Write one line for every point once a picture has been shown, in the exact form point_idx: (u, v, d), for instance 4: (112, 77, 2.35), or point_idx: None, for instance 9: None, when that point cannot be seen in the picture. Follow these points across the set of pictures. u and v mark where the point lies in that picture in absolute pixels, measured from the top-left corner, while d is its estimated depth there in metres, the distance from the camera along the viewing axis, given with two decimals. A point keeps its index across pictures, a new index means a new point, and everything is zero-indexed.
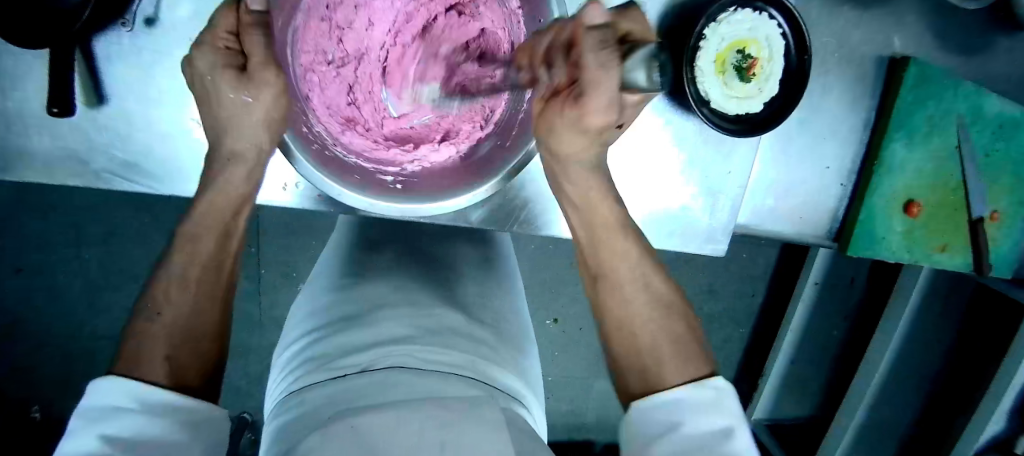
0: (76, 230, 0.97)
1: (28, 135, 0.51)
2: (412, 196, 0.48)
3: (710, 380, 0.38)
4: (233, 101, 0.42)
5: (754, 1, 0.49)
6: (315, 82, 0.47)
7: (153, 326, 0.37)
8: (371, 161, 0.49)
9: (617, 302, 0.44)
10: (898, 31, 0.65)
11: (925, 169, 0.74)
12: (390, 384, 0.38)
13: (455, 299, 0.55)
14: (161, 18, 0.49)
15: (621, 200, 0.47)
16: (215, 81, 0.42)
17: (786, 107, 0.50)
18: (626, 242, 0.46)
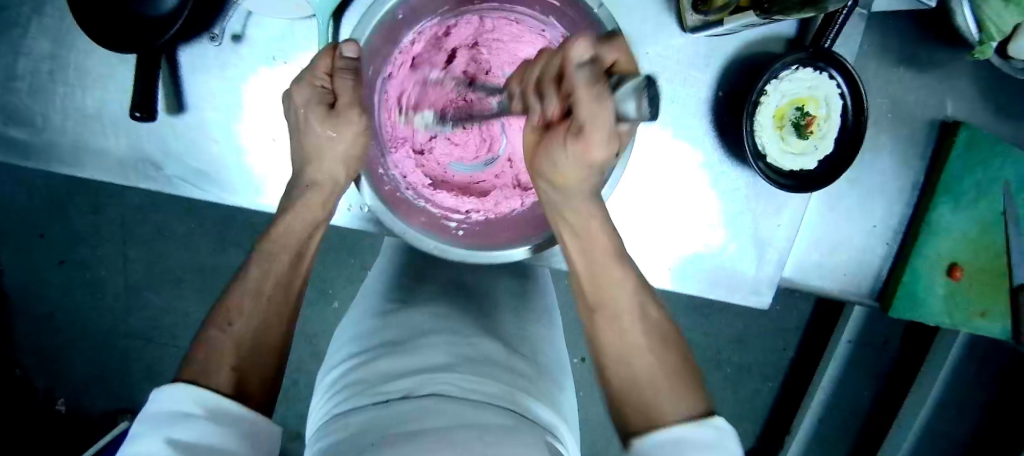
0: (123, 226, 1.01)
1: (105, 135, 0.57)
2: (477, 243, 0.48)
3: (704, 420, 0.32)
4: (320, 133, 0.45)
5: (815, 62, 0.49)
6: (397, 126, 0.50)
7: (221, 336, 0.39)
8: (436, 204, 0.50)
9: (618, 356, 0.39)
10: (952, 93, 0.65)
11: (970, 234, 0.73)
12: (428, 410, 0.38)
13: (494, 330, 0.56)
14: (247, 36, 0.52)
15: (612, 260, 0.42)
16: (308, 115, 0.44)
17: (839, 167, 0.50)
18: (626, 297, 0.41)
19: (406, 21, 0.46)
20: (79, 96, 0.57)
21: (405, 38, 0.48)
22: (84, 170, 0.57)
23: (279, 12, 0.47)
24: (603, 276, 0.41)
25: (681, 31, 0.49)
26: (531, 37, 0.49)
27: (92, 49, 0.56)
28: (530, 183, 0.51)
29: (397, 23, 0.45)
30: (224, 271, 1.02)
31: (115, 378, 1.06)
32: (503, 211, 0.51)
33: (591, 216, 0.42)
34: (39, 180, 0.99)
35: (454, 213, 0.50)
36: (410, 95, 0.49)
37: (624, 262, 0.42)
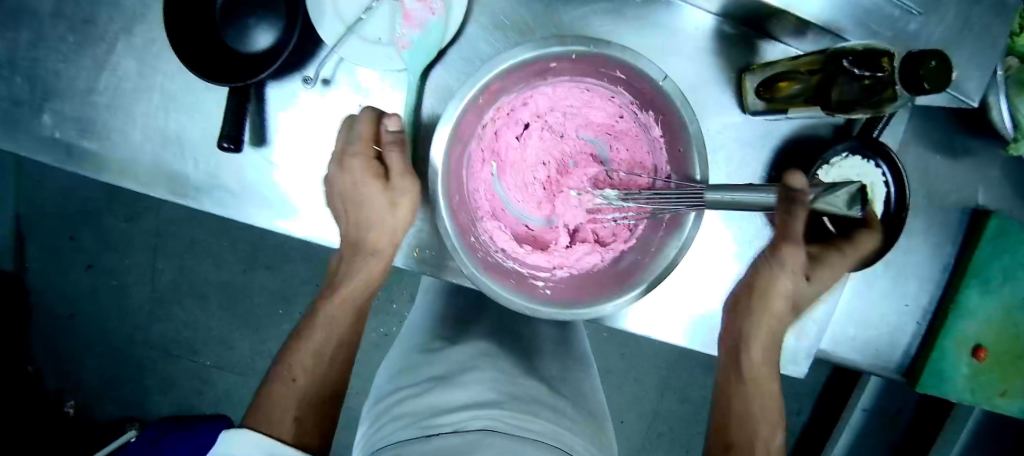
0: (155, 236, 1.03)
1: (182, 158, 0.60)
2: (573, 299, 0.45)
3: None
4: (377, 199, 0.48)
5: (864, 149, 0.52)
6: (477, 189, 0.49)
7: (286, 389, 0.46)
8: (526, 267, 0.49)
9: None
10: (986, 183, 0.68)
11: (994, 316, 0.74)
12: (479, 443, 0.40)
13: (535, 371, 0.57)
14: (336, 79, 0.55)
15: (768, 399, 0.48)
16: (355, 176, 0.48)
17: (880, 250, 0.53)
18: (762, 435, 0.47)
19: (486, 100, 0.44)
20: (160, 118, 0.60)
21: (486, 111, 0.46)
22: (156, 190, 0.60)
23: (371, 59, 0.51)
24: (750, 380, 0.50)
25: (742, 112, 0.53)
26: (602, 101, 0.49)
27: (179, 73, 0.60)
28: (610, 239, 0.51)
29: (477, 104, 0.43)
30: (251, 291, 1.04)
31: (129, 387, 1.07)
32: (585, 266, 0.50)
33: (766, 346, 0.48)
34: (78, 184, 1.02)
35: (540, 273, 0.49)
36: (491, 163, 0.50)
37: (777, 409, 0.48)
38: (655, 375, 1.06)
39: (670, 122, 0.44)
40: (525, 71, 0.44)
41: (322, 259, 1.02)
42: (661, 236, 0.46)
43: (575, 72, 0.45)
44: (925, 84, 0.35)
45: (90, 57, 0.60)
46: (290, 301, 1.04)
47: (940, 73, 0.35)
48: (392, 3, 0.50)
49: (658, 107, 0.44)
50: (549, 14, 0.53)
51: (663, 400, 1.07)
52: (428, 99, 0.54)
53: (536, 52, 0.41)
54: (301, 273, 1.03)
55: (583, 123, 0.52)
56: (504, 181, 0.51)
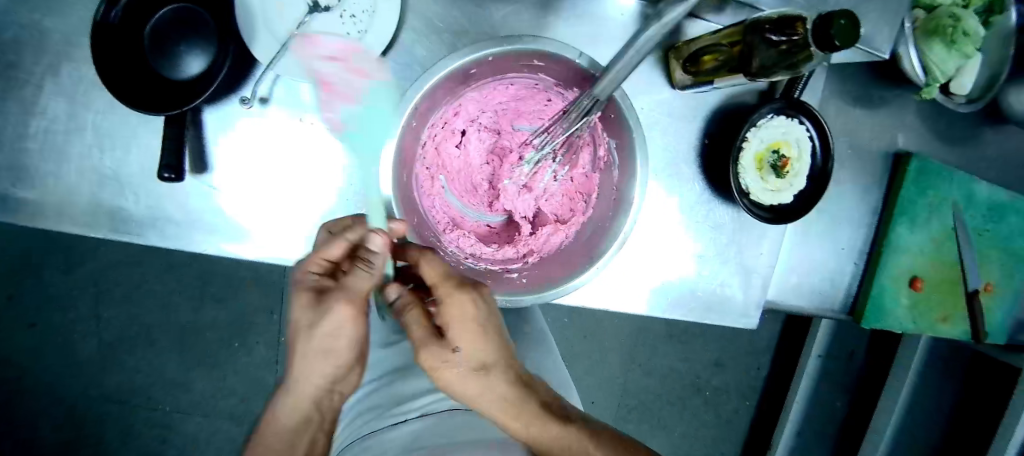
0: (98, 284, 1.00)
1: (123, 195, 0.59)
2: (541, 282, 0.48)
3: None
4: (307, 311, 0.39)
5: (787, 108, 0.56)
6: (432, 202, 0.51)
7: None
8: (497, 261, 0.50)
9: None
10: (901, 129, 0.74)
11: (926, 249, 0.81)
12: (449, 424, 0.43)
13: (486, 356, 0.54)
14: (273, 97, 0.56)
15: None
16: (318, 324, 0.38)
17: (812, 200, 0.57)
18: None
19: (420, 122, 0.45)
20: (96, 156, 0.59)
21: (422, 131, 0.47)
22: (97, 231, 0.59)
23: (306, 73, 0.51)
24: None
25: (672, 87, 0.56)
26: (527, 92, 0.51)
27: (113, 108, 0.59)
28: (569, 214, 0.53)
29: (411, 126, 0.45)
30: (208, 328, 1.03)
31: (90, 445, 1.03)
32: (551, 246, 0.52)
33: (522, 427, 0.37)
34: (9, 241, 0.98)
35: (512, 265, 0.50)
36: (441, 178, 0.52)
37: None
38: (618, 352, 1.12)
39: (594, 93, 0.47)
40: (448, 83, 0.45)
41: (274, 285, 1.04)
42: (617, 195, 0.49)
43: (493, 72, 0.47)
44: (836, 43, 0.37)
45: (14, 101, 0.58)
46: (246, 333, 1.04)
47: (849, 33, 0.36)
48: (323, 15, 0.51)
49: (584, 85, 0.47)
50: (486, 10, 0.54)
51: (630, 376, 1.14)
52: None
53: (464, 58, 0.43)
54: (253, 302, 1.04)
55: (514, 116, 0.53)
56: (454, 192, 0.53)
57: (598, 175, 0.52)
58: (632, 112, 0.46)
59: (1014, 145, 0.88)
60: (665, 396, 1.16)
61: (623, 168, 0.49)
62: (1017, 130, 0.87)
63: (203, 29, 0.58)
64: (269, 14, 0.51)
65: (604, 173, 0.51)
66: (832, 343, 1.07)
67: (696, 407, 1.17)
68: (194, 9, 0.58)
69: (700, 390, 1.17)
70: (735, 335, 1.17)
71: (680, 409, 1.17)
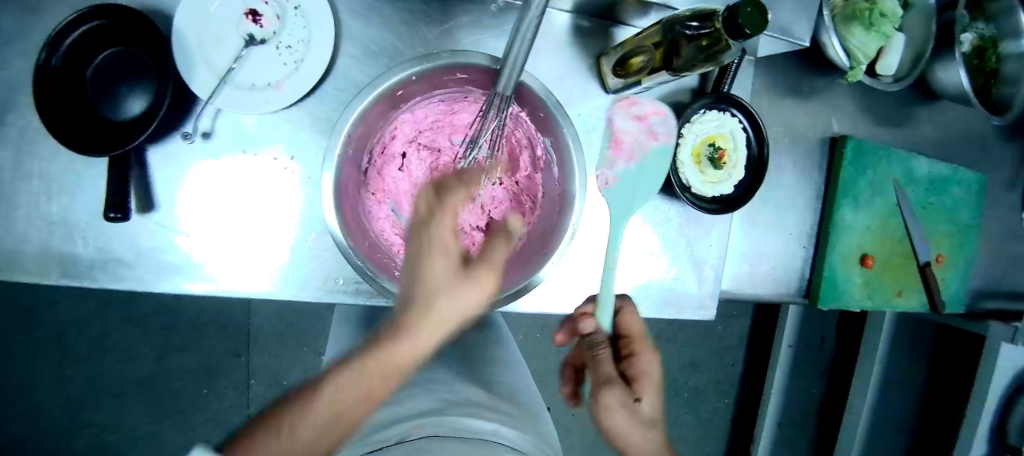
0: (57, 341, 0.96)
1: (72, 240, 0.57)
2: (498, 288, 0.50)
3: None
4: (442, 274, 0.40)
5: (717, 103, 0.59)
6: (383, 224, 0.53)
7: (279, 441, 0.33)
8: None
9: None
10: (834, 114, 0.80)
11: (872, 226, 0.83)
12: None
13: (476, 377, 0.53)
14: (215, 130, 0.56)
15: None
16: (456, 287, 0.40)
17: (752, 189, 0.60)
18: None
19: (356, 150, 0.49)
20: (43, 203, 0.57)
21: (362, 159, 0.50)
22: (48, 276, 0.56)
23: (249, 106, 0.52)
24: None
25: (606, 92, 0.59)
26: (460, 105, 0.53)
27: (59, 153, 0.57)
28: None
29: (348, 155, 0.48)
30: (175, 376, 1.00)
31: None
32: None
33: None
34: None
35: None
36: (387, 201, 0.53)
37: None
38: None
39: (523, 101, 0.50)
40: (379, 109, 0.49)
41: (240, 326, 1.02)
42: (559, 188, 0.53)
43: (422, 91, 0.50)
44: (746, 30, 0.40)
45: None
46: (215, 377, 1.01)
47: (757, 19, 0.39)
48: (260, 47, 0.52)
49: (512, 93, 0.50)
50: (431, 29, 0.56)
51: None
52: (319, 136, 0.57)
53: (388, 80, 0.46)
54: (219, 346, 1.01)
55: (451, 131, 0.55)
56: (405, 213, 0.54)
57: (539, 176, 0.54)
58: (560, 110, 0.49)
59: (947, 121, 0.93)
60: None
61: (562, 167, 0.51)
62: (947, 107, 0.93)
63: (147, 71, 0.58)
64: (207, 47, 0.51)
65: (545, 173, 0.54)
66: (801, 332, 1.10)
67: (676, 408, 1.19)
68: (136, 51, 0.57)
69: (679, 391, 1.18)
70: (707, 334, 1.19)
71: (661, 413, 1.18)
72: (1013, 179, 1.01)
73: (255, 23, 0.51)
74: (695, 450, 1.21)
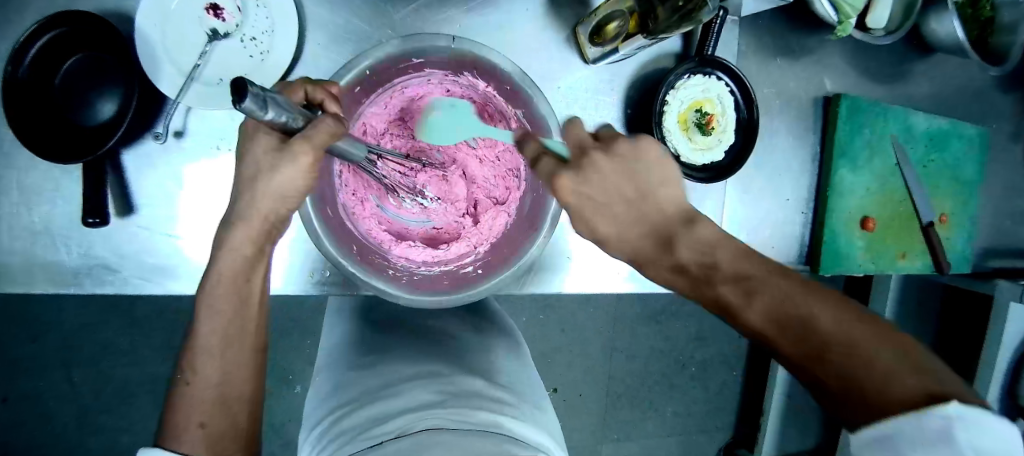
0: (62, 351, 0.94)
1: (55, 248, 0.55)
2: (493, 270, 0.49)
3: (940, 406, 0.28)
4: (260, 161, 0.39)
5: (702, 68, 0.57)
6: (366, 221, 0.51)
7: (190, 390, 0.41)
8: (451, 260, 0.52)
9: (846, 356, 0.32)
10: (826, 73, 0.78)
11: (873, 187, 0.81)
12: (430, 445, 0.33)
13: (473, 367, 0.50)
14: (188, 129, 0.55)
15: (769, 282, 0.37)
16: (273, 165, 0.38)
17: (744, 153, 0.58)
18: (833, 317, 0.34)
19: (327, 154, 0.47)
20: (23, 213, 0.55)
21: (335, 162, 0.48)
22: (36, 286, 0.55)
23: (218, 101, 0.50)
24: (805, 309, 0.35)
25: (585, 63, 0.57)
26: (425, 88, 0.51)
27: (35, 162, 0.55)
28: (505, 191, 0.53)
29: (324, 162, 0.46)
30: None
31: None
32: (496, 227, 0.53)
33: (694, 264, 0.40)
34: None
35: (466, 259, 0.52)
36: (371, 197, 0.52)
37: (773, 288, 0.37)
38: (598, 342, 1.12)
39: (483, 72, 0.47)
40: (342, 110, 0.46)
41: None
42: None
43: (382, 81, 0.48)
44: None
45: None
46: None
47: None
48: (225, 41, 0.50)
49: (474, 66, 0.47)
50: (403, 8, 0.54)
51: (614, 364, 1.14)
52: None
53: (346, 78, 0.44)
54: None
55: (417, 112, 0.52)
56: (390, 206, 0.54)
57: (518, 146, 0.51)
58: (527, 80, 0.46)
59: (945, 74, 0.91)
60: (651, 377, 1.17)
61: None
62: (945, 60, 0.90)
63: (114, 72, 0.56)
64: (171, 45, 0.49)
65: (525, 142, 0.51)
66: None
67: (684, 383, 1.19)
68: (98, 55, 0.56)
69: (686, 366, 1.18)
70: None
71: (668, 389, 1.18)
72: (1016, 132, 0.98)
73: (217, 17, 0.50)
74: (705, 423, 1.22)
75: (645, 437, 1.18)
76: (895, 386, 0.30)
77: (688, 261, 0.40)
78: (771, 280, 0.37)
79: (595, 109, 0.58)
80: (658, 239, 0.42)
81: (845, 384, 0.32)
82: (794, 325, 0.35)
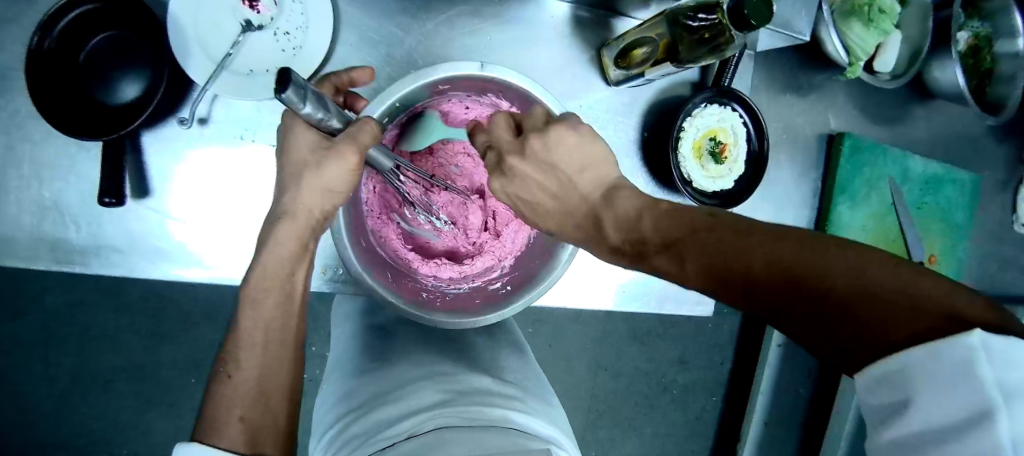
0: (46, 330, 0.92)
1: (63, 225, 0.55)
2: (522, 287, 0.51)
3: (951, 340, 0.22)
4: (308, 157, 0.42)
5: (718, 98, 0.59)
6: (391, 241, 0.53)
7: (228, 383, 0.39)
8: (478, 276, 0.54)
9: (800, 289, 0.28)
10: (831, 112, 0.81)
11: (869, 224, 0.83)
12: (437, 444, 0.35)
13: (479, 366, 0.52)
14: (211, 117, 0.55)
15: (690, 234, 0.35)
16: (320, 162, 0.41)
17: (753, 182, 0.60)
18: (767, 249, 0.30)
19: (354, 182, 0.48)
20: (33, 188, 0.55)
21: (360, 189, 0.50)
22: (39, 262, 0.55)
23: (248, 94, 0.51)
24: (739, 257, 0.31)
25: (607, 84, 0.58)
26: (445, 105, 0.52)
27: (51, 137, 0.55)
28: None
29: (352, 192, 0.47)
30: (157, 370, 0.97)
31: None
32: (517, 241, 0.55)
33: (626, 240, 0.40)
34: None
35: (493, 275, 0.54)
36: (393, 217, 0.54)
37: (699, 240, 0.34)
38: (584, 358, 1.13)
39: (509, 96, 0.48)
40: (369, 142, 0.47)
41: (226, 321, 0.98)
42: None
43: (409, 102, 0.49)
44: (752, 20, 0.40)
45: None
46: (201, 370, 0.98)
47: (762, 9, 0.40)
48: (258, 33, 0.51)
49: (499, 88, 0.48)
50: (433, 16, 0.56)
51: (598, 383, 1.15)
52: None
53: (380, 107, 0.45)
54: (206, 338, 0.97)
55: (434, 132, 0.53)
56: (411, 225, 0.55)
57: None
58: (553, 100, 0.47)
59: (943, 122, 0.94)
60: (633, 397, 1.18)
61: None
62: (944, 108, 0.93)
63: (140, 54, 0.56)
64: (204, 34, 0.50)
65: None
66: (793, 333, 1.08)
67: (666, 405, 1.20)
68: (126, 35, 0.56)
69: (669, 388, 1.19)
70: (697, 331, 1.19)
71: (649, 410, 1.19)
72: (1005, 180, 1.01)
73: (251, 9, 0.51)
74: (683, 447, 1.23)
75: None
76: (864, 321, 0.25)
77: (616, 240, 0.40)
78: (693, 236, 0.35)
79: (610, 123, 0.60)
80: (590, 222, 0.43)
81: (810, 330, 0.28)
82: (730, 284, 0.32)
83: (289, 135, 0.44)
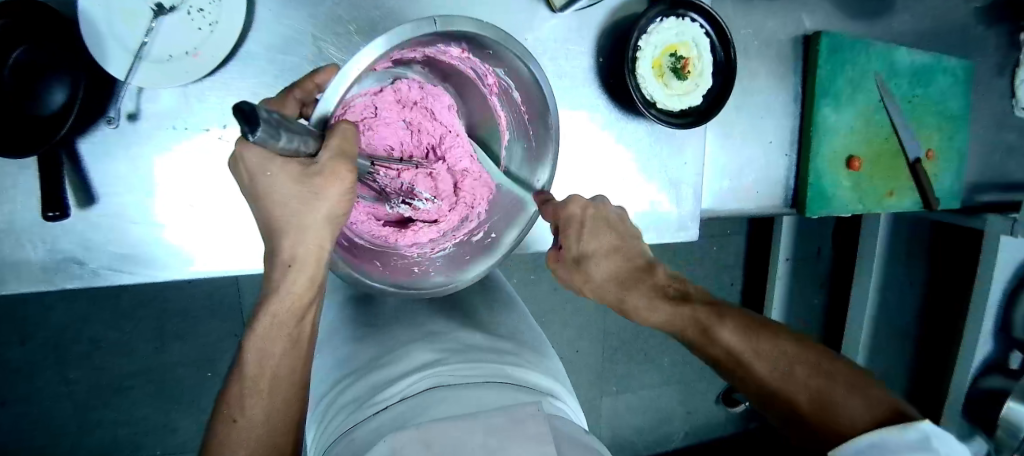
0: (55, 349, 0.92)
1: (22, 244, 0.53)
2: (502, 234, 0.50)
3: (917, 423, 0.35)
4: (293, 193, 0.34)
5: (675, 10, 0.55)
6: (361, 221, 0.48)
7: (234, 428, 0.39)
8: (455, 231, 0.52)
9: (821, 371, 0.42)
10: (805, 12, 0.76)
11: (856, 125, 0.80)
12: (435, 401, 0.34)
13: (471, 325, 0.51)
14: (143, 111, 0.52)
15: (730, 307, 0.49)
16: (312, 192, 0.34)
17: (722, 95, 0.56)
18: (787, 339, 0.45)
19: None
20: None
21: None
22: (6, 286, 0.53)
23: (170, 80, 0.49)
24: (771, 336, 0.45)
25: (552, 12, 0.55)
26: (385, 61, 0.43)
27: None
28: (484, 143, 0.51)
29: None
30: (173, 366, 0.97)
31: None
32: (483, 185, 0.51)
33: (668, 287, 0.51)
34: None
35: (470, 225, 0.52)
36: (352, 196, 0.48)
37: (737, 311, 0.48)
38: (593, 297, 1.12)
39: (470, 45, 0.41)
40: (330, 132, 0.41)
41: (234, 308, 0.97)
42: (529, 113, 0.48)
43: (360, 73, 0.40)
44: None
45: None
46: (215, 360, 0.98)
47: None
48: (170, 15, 0.47)
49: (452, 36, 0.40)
50: None
51: (609, 318, 1.14)
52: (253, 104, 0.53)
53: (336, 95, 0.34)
54: (216, 329, 0.97)
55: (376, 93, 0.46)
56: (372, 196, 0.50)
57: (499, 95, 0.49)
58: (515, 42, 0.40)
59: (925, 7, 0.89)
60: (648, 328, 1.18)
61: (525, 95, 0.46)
62: None
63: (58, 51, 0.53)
64: (114, 22, 0.46)
65: (504, 94, 0.48)
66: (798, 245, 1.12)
67: None
68: None
69: None
70: (703, 256, 1.17)
71: (665, 339, 1.20)
72: (1001, 63, 0.97)
73: None
74: (704, 371, 1.24)
75: (645, 386, 1.20)
76: (867, 400, 0.39)
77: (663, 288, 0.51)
78: (732, 310, 0.48)
79: (561, 54, 0.56)
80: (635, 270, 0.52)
81: (821, 405, 0.40)
82: (769, 350, 0.44)
83: (253, 168, 0.34)
